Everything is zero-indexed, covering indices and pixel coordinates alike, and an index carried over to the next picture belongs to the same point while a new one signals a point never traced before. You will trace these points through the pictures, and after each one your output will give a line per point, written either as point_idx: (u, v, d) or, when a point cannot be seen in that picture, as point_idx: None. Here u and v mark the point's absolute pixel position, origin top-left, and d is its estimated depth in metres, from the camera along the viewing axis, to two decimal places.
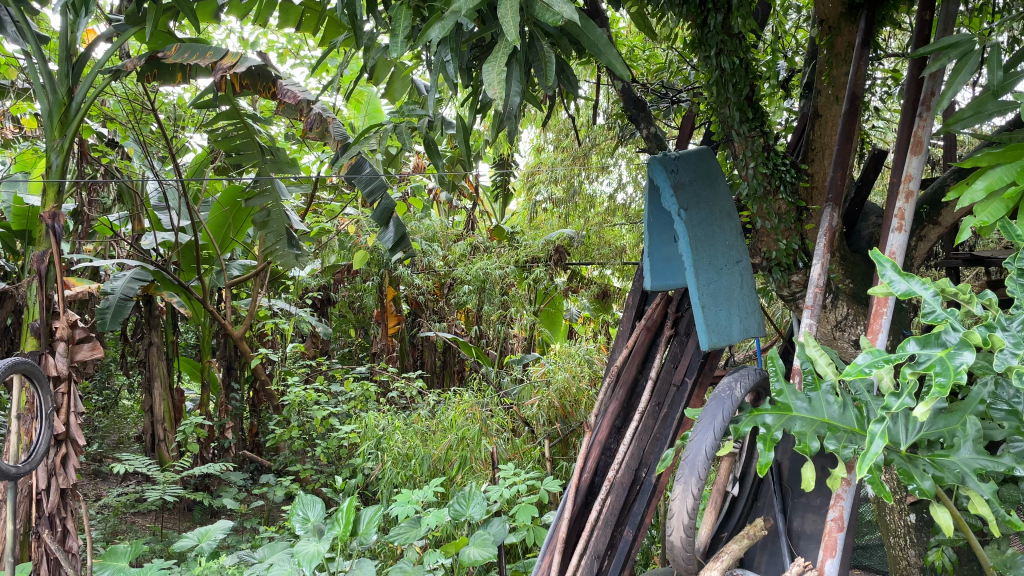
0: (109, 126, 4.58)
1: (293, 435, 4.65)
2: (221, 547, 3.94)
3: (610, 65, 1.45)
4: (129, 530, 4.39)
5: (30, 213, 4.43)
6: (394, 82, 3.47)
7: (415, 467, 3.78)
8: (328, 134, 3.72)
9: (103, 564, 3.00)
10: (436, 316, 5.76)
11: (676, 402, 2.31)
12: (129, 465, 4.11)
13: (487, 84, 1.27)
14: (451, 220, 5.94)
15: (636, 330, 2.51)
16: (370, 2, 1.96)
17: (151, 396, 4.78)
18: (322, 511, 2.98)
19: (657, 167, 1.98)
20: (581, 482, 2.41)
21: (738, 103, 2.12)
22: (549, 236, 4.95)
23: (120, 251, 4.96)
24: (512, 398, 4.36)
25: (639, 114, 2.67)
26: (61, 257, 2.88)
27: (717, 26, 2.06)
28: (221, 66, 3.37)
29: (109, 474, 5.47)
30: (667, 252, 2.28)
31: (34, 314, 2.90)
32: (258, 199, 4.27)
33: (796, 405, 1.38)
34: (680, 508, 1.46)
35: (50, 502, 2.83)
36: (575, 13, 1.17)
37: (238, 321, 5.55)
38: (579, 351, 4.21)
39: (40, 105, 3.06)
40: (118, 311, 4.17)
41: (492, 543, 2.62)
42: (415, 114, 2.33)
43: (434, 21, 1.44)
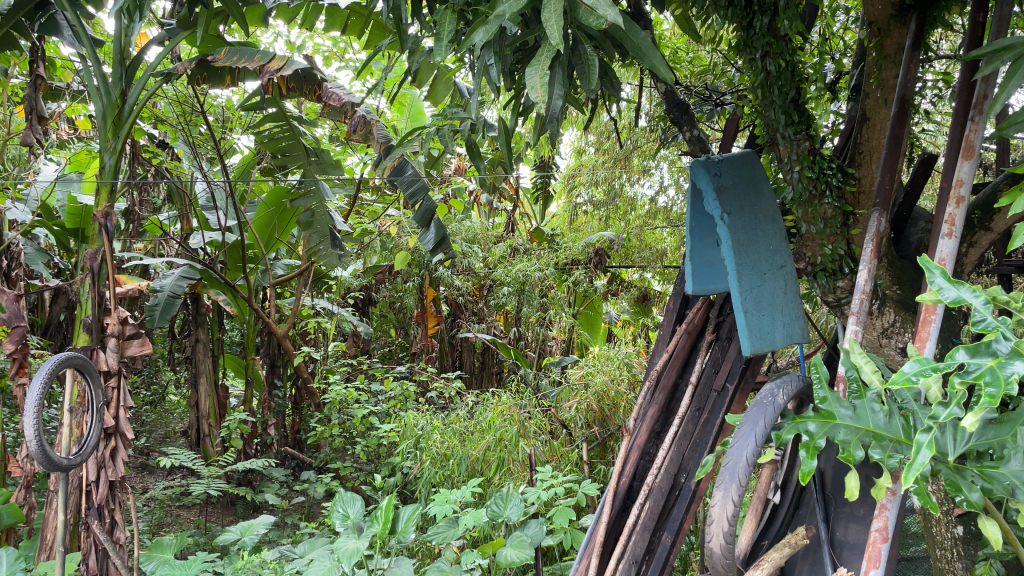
0: (160, 127, 4.69)
1: (335, 432, 4.71)
2: (263, 542, 4.03)
3: (653, 68, 1.44)
4: (174, 523, 4.48)
5: (84, 212, 4.57)
6: (438, 85, 3.51)
7: (454, 467, 3.81)
8: (372, 135, 3.77)
9: (149, 556, 3.08)
10: (475, 317, 5.82)
11: (717, 407, 2.28)
12: (175, 459, 4.20)
13: (529, 87, 1.27)
14: (492, 221, 5.96)
15: (677, 334, 2.49)
16: (416, 8, 1.98)
17: (197, 391, 4.96)
18: (362, 508, 3.02)
19: (700, 171, 1.98)
20: (620, 486, 2.41)
21: (784, 106, 2.10)
22: (590, 240, 4.98)
23: (169, 250, 5.08)
24: (550, 400, 4.36)
25: (682, 117, 2.65)
26: (113, 255, 2.96)
27: (763, 28, 2.04)
28: (269, 69, 3.43)
29: (155, 468, 5.60)
30: (710, 256, 2.26)
31: (87, 310, 3.00)
32: (303, 199, 4.39)
33: (840, 413, 1.36)
34: (720, 514, 1.44)
35: (99, 494, 2.91)
36: (619, 17, 1.16)
37: (282, 319, 5.65)
38: (619, 355, 4.20)
39: (94, 107, 3.14)
40: (167, 308, 4.28)
41: (529, 544, 2.62)
42: (458, 116, 2.32)
43: (478, 25, 1.45)
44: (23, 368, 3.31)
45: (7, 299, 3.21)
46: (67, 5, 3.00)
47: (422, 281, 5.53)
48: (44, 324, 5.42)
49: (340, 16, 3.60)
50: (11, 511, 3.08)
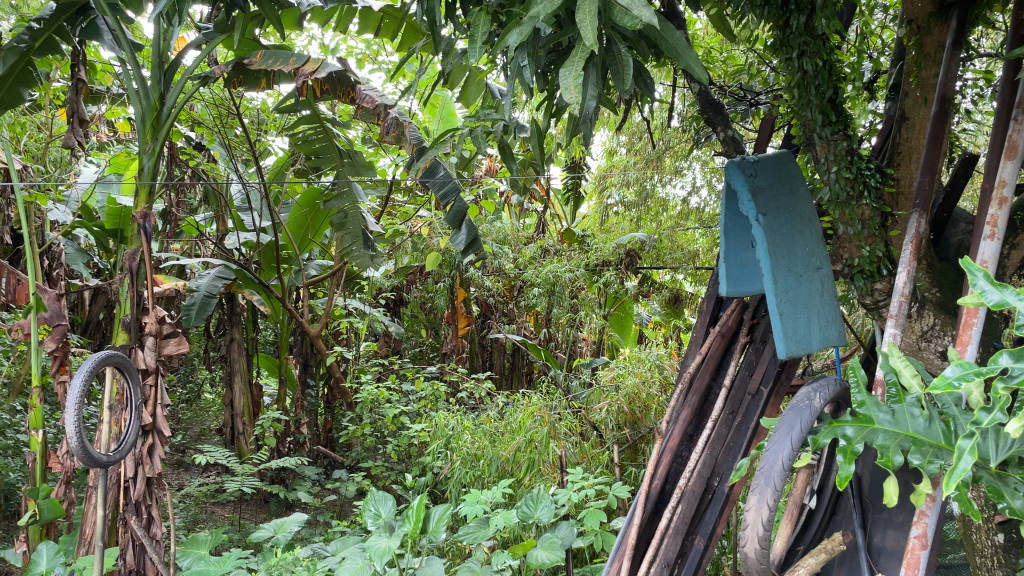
0: (197, 130, 4.77)
1: (366, 432, 4.74)
2: (295, 540, 4.08)
3: (688, 69, 1.44)
4: (208, 520, 4.55)
5: (123, 213, 4.66)
6: (470, 86, 3.54)
7: (484, 468, 3.81)
8: (404, 138, 3.79)
9: (185, 552, 3.13)
10: (505, 318, 5.86)
11: (751, 410, 2.26)
12: (210, 457, 4.26)
13: (563, 88, 1.27)
14: (522, 223, 5.97)
15: (710, 336, 2.47)
16: (450, 10, 1.99)
17: (232, 390, 5.03)
18: (393, 507, 3.03)
19: (735, 172, 1.96)
20: (652, 489, 2.39)
21: (821, 105, 2.07)
22: (620, 240, 4.90)
23: (205, 251, 5.16)
24: (581, 402, 4.34)
25: (716, 117, 2.63)
26: (150, 256, 3.02)
27: (799, 27, 2.03)
28: (303, 72, 3.46)
29: (191, 465, 5.69)
30: (744, 257, 2.24)
31: (127, 310, 3.07)
32: (336, 200, 4.44)
33: (878, 417, 1.34)
34: (755, 519, 1.43)
35: (137, 490, 2.96)
36: (654, 16, 1.16)
37: (315, 319, 5.70)
38: (650, 357, 4.16)
39: (134, 110, 3.20)
40: (202, 308, 4.35)
41: (560, 546, 2.62)
42: (490, 117, 2.32)
43: (512, 26, 1.45)
44: (64, 366, 3.38)
45: (49, 298, 3.28)
46: (107, 11, 3.06)
47: (453, 282, 5.55)
48: (84, 323, 5.54)
49: (373, 19, 3.63)
50: (52, 506, 3.15)
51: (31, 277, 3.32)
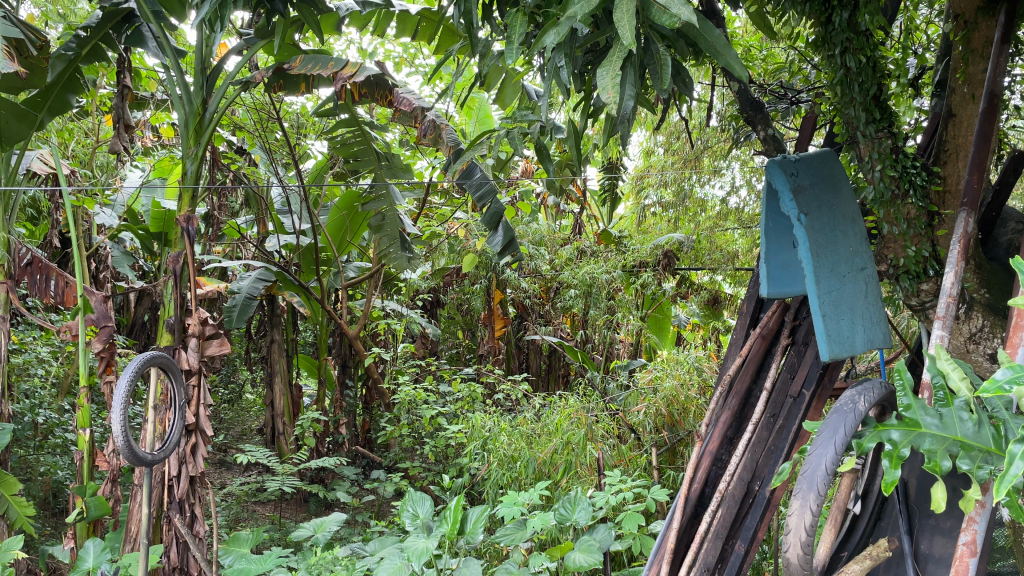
0: (239, 134, 4.86)
1: (404, 432, 4.78)
2: (335, 539, 4.12)
3: (728, 67, 1.42)
4: (250, 519, 4.62)
5: (166, 216, 4.75)
6: (506, 88, 3.56)
7: (521, 469, 3.81)
8: (441, 140, 3.81)
9: (227, 549, 3.18)
10: (542, 320, 5.88)
11: (793, 413, 2.22)
12: (252, 456, 4.33)
13: (601, 88, 1.27)
14: (558, 224, 5.97)
15: (750, 338, 2.43)
16: (487, 12, 1.99)
17: (273, 390, 5.12)
18: (431, 508, 3.04)
19: (776, 171, 1.93)
20: (691, 492, 2.37)
21: (865, 103, 2.03)
22: (658, 241, 4.87)
23: (246, 253, 5.25)
24: (618, 404, 4.32)
25: (756, 115, 2.59)
26: (193, 258, 3.07)
27: (842, 23, 1.98)
28: (342, 75, 3.48)
29: (232, 464, 5.79)
30: (785, 258, 2.21)
31: (170, 311, 3.12)
32: (374, 203, 4.48)
33: (925, 421, 1.31)
34: (798, 524, 1.40)
35: (180, 488, 3.02)
36: (693, 14, 1.15)
37: (354, 321, 5.76)
38: (688, 359, 4.12)
39: (177, 116, 3.27)
40: (244, 308, 4.42)
41: (597, 549, 2.61)
42: (527, 119, 2.31)
43: (549, 26, 1.44)
44: (110, 367, 3.46)
45: (96, 299, 3.36)
46: (151, 19, 3.13)
47: (490, 283, 5.58)
48: (130, 324, 5.68)
49: (410, 22, 3.66)
50: (99, 503, 3.22)
51: (78, 279, 3.40)
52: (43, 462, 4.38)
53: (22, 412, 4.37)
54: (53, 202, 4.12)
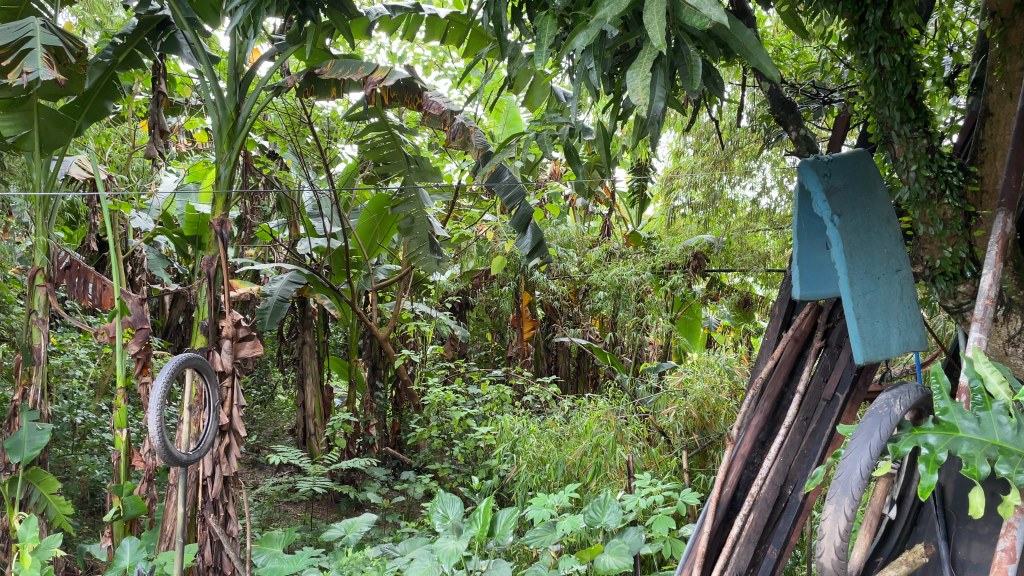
0: (271, 139, 4.92)
1: (433, 434, 4.80)
2: (365, 540, 4.15)
3: (759, 67, 1.41)
4: (282, 518, 4.68)
5: (200, 219, 4.81)
6: (534, 90, 3.56)
7: (550, 472, 3.80)
8: (470, 143, 3.81)
9: (261, 549, 3.22)
10: (571, 322, 5.89)
11: (826, 417, 2.20)
12: (284, 457, 4.37)
13: (631, 89, 1.27)
14: (587, 226, 5.97)
15: (783, 341, 2.40)
16: (516, 15, 2.00)
17: (304, 392, 5.18)
18: (461, 510, 3.06)
19: (809, 171, 1.92)
20: (722, 496, 2.35)
21: (899, 102, 2.00)
22: (688, 243, 4.85)
23: (278, 256, 5.32)
24: (648, 406, 4.29)
25: (788, 116, 2.57)
26: (227, 261, 3.13)
27: (876, 22, 1.96)
28: (372, 80, 3.51)
29: (265, 464, 5.87)
30: (819, 259, 2.19)
31: (205, 313, 3.17)
32: (403, 206, 4.51)
33: (963, 425, 1.30)
34: (831, 528, 1.39)
35: (214, 488, 3.07)
36: (724, 15, 1.14)
37: (384, 322, 5.80)
38: (719, 361, 4.08)
39: (211, 121, 3.31)
40: (275, 311, 4.50)
41: (628, 552, 2.60)
42: (557, 121, 2.31)
43: (578, 29, 1.44)
44: (146, 368, 3.51)
45: (132, 302, 3.42)
46: (185, 26, 3.17)
47: (518, 285, 5.60)
48: (165, 326, 5.77)
49: (439, 25, 3.68)
50: (135, 502, 3.28)
51: (115, 282, 3.46)
52: (81, 462, 4.47)
53: (61, 412, 4.46)
54: (91, 207, 4.22)
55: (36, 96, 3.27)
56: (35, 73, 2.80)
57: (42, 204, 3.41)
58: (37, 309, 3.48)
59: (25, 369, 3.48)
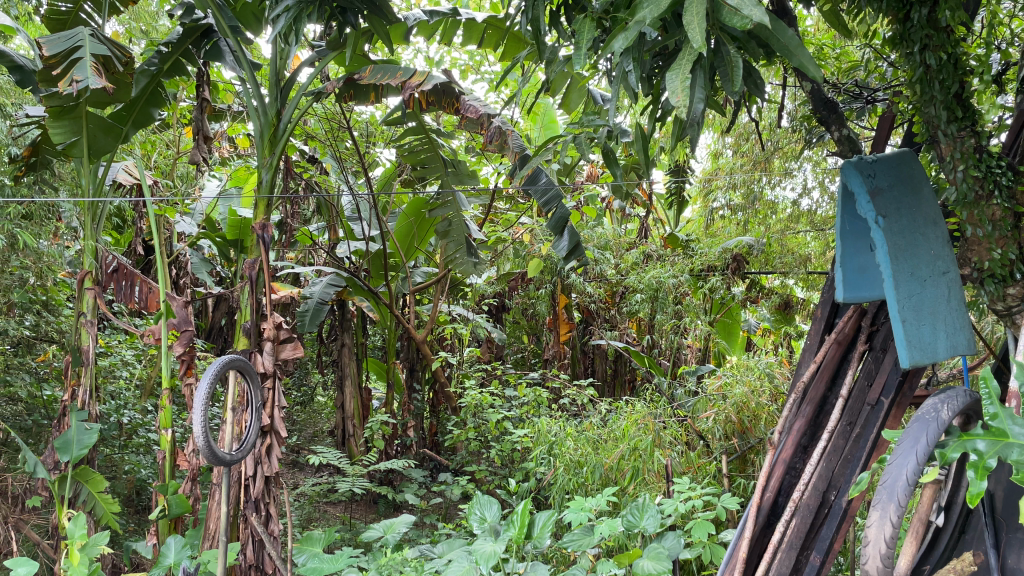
0: (311, 144, 4.99)
1: (470, 436, 4.81)
2: (403, 540, 4.18)
3: (801, 67, 1.40)
4: (322, 519, 4.74)
5: (243, 224, 4.89)
6: (571, 93, 3.57)
7: (587, 475, 3.79)
8: (507, 146, 3.80)
9: (301, 548, 3.26)
10: (608, 325, 5.89)
11: (871, 421, 2.16)
12: (323, 458, 4.42)
13: (670, 91, 1.27)
14: (624, 228, 5.97)
15: (825, 344, 2.37)
16: (552, 18, 2.00)
17: (343, 394, 5.24)
18: (498, 512, 3.06)
19: (852, 172, 1.89)
20: (764, 501, 2.32)
21: (946, 101, 1.97)
22: (727, 244, 4.80)
23: (318, 259, 5.40)
24: (686, 410, 4.26)
25: (830, 116, 2.53)
26: (269, 264, 3.18)
27: (921, 20, 1.92)
28: (410, 84, 3.53)
29: (304, 466, 5.95)
30: (862, 261, 2.15)
31: (247, 316, 3.23)
32: (440, 209, 4.54)
33: (1012, 430, 1.33)
34: (877, 536, 1.37)
35: (256, 488, 3.12)
36: (765, 15, 1.14)
37: (421, 325, 5.84)
38: (760, 365, 4.02)
39: (253, 126, 3.37)
40: (315, 314, 4.58)
41: (667, 557, 2.57)
42: (595, 124, 2.30)
43: (618, 31, 1.45)
44: (191, 369, 3.58)
45: (177, 304, 3.50)
46: (228, 34, 3.22)
47: (555, 288, 5.62)
48: (208, 328, 5.89)
49: (477, 30, 3.70)
50: (180, 501, 3.35)
51: (161, 285, 3.54)
52: (128, 461, 4.58)
53: (108, 412, 4.58)
54: (138, 211, 4.33)
55: (84, 105, 3.30)
56: (85, 81, 2.87)
57: (91, 209, 3.50)
58: (86, 312, 3.57)
59: (75, 370, 3.58)
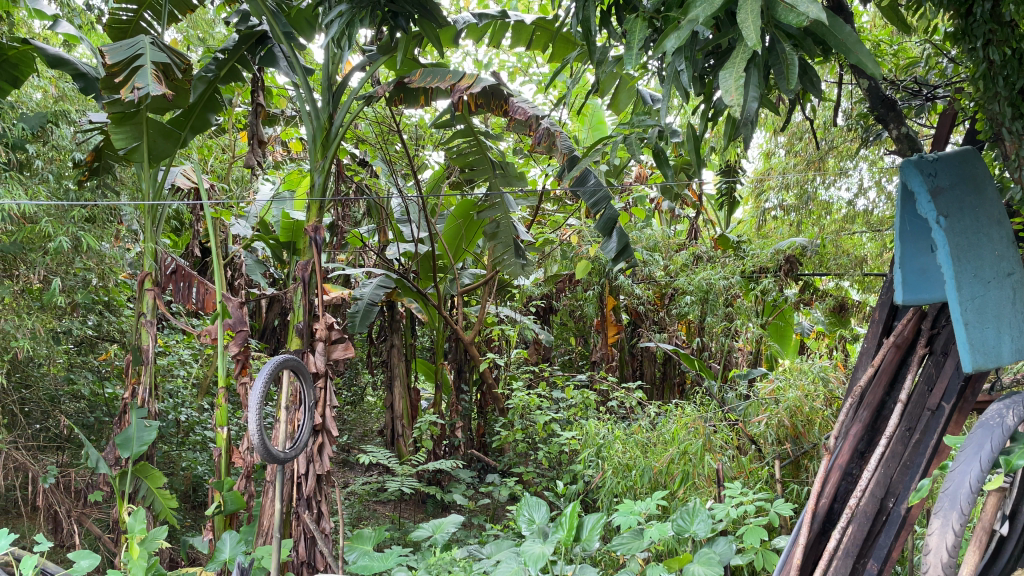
0: (362, 147, 5.07)
1: (518, 437, 4.82)
2: (452, 541, 4.21)
3: (859, 64, 1.37)
4: (371, 517, 4.81)
5: (295, 227, 4.97)
6: (620, 93, 3.55)
7: (636, 478, 3.75)
8: (556, 147, 3.79)
9: (352, 546, 3.30)
10: (656, 327, 5.84)
11: (931, 428, 2.09)
12: (374, 457, 4.48)
13: (724, 90, 1.25)
14: (673, 229, 5.93)
15: (883, 347, 2.32)
16: (603, 19, 1.98)
17: (393, 394, 5.30)
18: (547, 514, 3.06)
19: (912, 171, 1.85)
20: (819, 508, 2.28)
21: (1011, 98, 1.89)
22: (780, 245, 4.67)
23: (369, 261, 5.47)
24: (738, 414, 4.20)
25: (888, 113, 2.47)
26: (321, 266, 3.23)
27: (984, 15, 1.86)
28: (460, 87, 3.54)
29: (354, 464, 6.04)
30: (923, 262, 2.11)
31: (299, 316, 3.29)
32: (489, 211, 4.56)
33: None
34: (938, 544, 1.39)
35: (308, 486, 3.18)
36: (821, 12, 1.12)
37: (469, 327, 5.87)
38: (813, 369, 3.92)
39: (306, 130, 3.43)
40: (365, 315, 4.64)
41: (718, 562, 2.54)
42: (645, 124, 2.28)
43: (670, 31, 1.43)
44: (245, 369, 3.65)
45: (233, 305, 3.57)
46: (282, 40, 3.28)
47: (603, 290, 5.59)
48: (262, 329, 6.01)
49: (526, 32, 3.70)
50: (235, 498, 3.42)
51: (218, 287, 3.62)
52: (185, 458, 4.72)
53: (166, 410, 4.71)
54: (195, 214, 4.45)
55: (145, 111, 3.39)
56: (146, 88, 2.96)
57: (151, 212, 3.61)
58: (146, 312, 3.67)
59: (135, 368, 3.68)
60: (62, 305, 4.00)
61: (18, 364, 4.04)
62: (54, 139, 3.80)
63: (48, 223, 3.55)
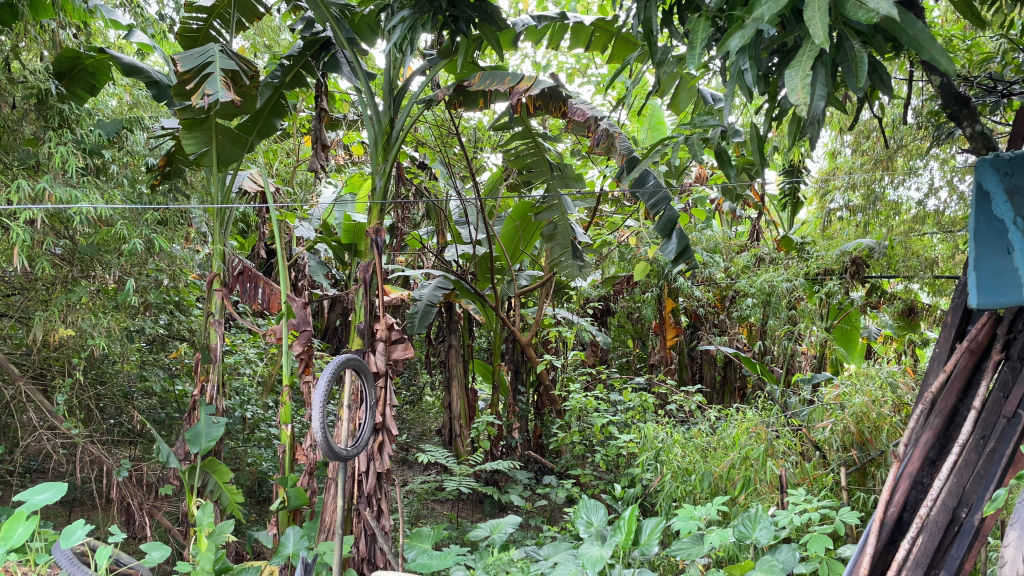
0: (422, 150, 5.13)
1: (575, 439, 4.82)
2: (509, 541, 4.23)
3: (932, 61, 1.34)
4: (430, 516, 4.86)
5: (356, 229, 5.05)
6: (681, 93, 3.50)
7: (696, 483, 3.71)
8: (614, 148, 3.76)
9: (411, 544, 3.34)
10: (716, 329, 5.87)
11: (1007, 436, 2.02)
12: (432, 456, 4.53)
13: (790, 89, 1.23)
14: (734, 231, 5.95)
15: (956, 352, 2.26)
16: (665, 19, 1.96)
17: (451, 394, 5.35)
18: (605, 516, 3.05)
19: (988, 170, 1.98)
20: (887, 516, 2.21)
21: None
22: (846, 246, 4.55)
23: (428, 262, 5.54)
24: (801, 419, 4.11)
25: (961, 111, 2.39)
26: (381, 267, 3.27)
27: None
28: (518, 89, 3.54)
29: (413, 464, 6.11)
30: (999, 265, 2.04)
31: (361, 316, 3.36)
32: (546, 213, 4.58)
33: None
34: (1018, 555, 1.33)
35: (368, 483, 3.23)
36: (893, 8, 1.10)
37: (526, 328, 5.89)
38: (881, 373, 3.80)
39: (368, 134, 3.48)
40: (424, 316, 4.70)
41: (781, 570, 2.50)
42: (707, 124, 2.24)
43: (735, 29, 1.42)
44: (308, 368, 3.73)
45: (297, 306, 3.65)
46: (345, 45, 3.33)
47: (662, 291, 5.55)
48: (324, 328, 6.15)
49: (585, 33, 3.69)
50: (298, 494, 3.50)
51: (282, 287, 3.71)
52: (250, 454, 4.86)
53: (233, 407, 4.85)
54: (261, 217, 4.57)
55: (213, 117, 3.49)
56: (215, 95, 3.04)
57: (218, 215, 3.70)
58: (214, 312, 3.78)
59: (204, 367, 3.79)
60: (135, 305, 4.14)
61: (94, 362, 4.20)
62: (129, 145, 3.88)
63: (123, 226, 3.67)
